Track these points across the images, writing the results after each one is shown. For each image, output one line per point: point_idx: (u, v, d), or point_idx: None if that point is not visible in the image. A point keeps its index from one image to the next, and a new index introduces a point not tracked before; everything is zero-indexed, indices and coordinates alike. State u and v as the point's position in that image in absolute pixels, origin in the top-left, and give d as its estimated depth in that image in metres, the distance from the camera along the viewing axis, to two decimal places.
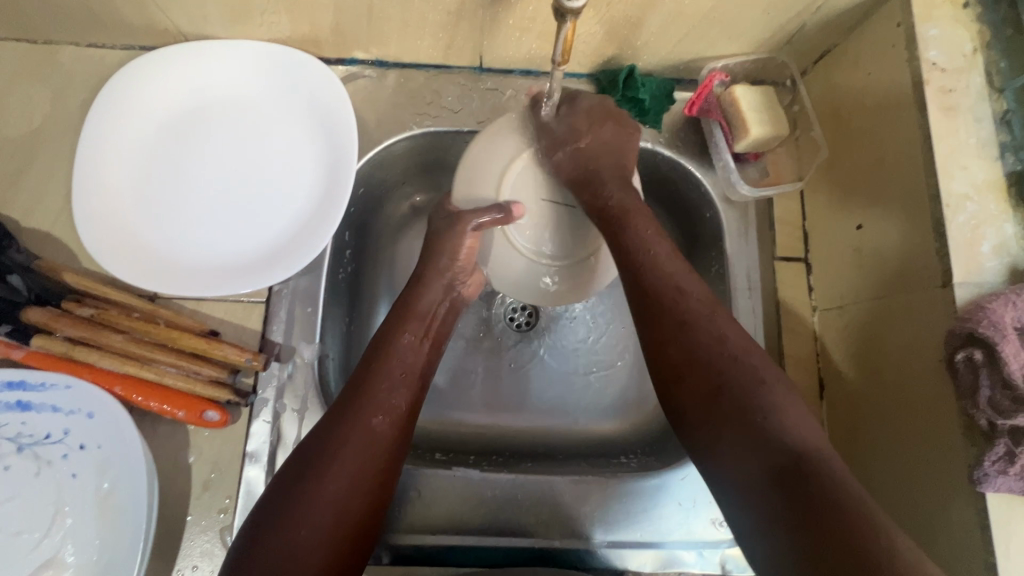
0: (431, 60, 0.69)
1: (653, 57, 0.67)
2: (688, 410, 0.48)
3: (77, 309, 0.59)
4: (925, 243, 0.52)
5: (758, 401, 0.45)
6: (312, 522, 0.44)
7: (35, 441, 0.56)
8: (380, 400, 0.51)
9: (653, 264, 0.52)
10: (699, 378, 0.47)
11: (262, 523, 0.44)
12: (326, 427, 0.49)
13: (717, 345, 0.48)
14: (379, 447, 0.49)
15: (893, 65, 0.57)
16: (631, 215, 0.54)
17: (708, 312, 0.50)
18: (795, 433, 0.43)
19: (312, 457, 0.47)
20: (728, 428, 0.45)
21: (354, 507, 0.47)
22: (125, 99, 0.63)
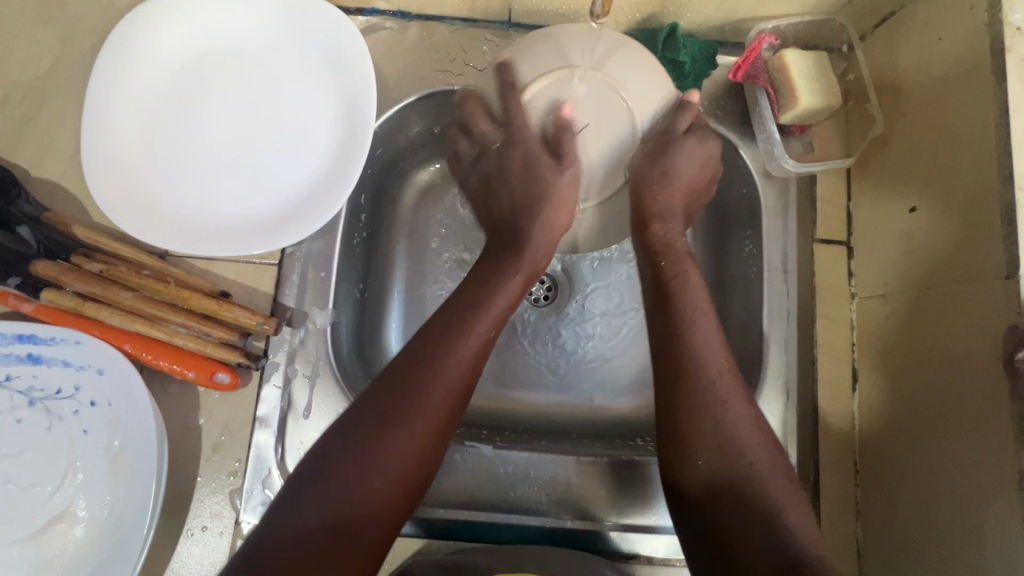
0: (457, 11, 0.65)
1: (697, 15, 0.62)
2: (701, 476, 0.46)
3: (86, 263, 0.57)
4: (990, 230, 0.48)
5: (775, 500, 0.44)
6: (372, 480, 0.43)
7: (47, 395, 0.56)
8: (456, 364, 0.48)
9: (688, 336, 0.51)
10: (725, 464, 0.46)
11: (321, 467, 0.43)
12: (398, 381, 0.46)
13: (746, 437, 0.47)
14: (445, 412, 0.47)
15: (969, 29, 0.51)
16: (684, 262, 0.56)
17: (743, 397, 0.49)
18: (803, 537, 0.43)
19: (380, 412, 0.45)
20: (747, 515, 0.44)
21: (414, 473, 0.45)
22: (136, 45, 0.60)
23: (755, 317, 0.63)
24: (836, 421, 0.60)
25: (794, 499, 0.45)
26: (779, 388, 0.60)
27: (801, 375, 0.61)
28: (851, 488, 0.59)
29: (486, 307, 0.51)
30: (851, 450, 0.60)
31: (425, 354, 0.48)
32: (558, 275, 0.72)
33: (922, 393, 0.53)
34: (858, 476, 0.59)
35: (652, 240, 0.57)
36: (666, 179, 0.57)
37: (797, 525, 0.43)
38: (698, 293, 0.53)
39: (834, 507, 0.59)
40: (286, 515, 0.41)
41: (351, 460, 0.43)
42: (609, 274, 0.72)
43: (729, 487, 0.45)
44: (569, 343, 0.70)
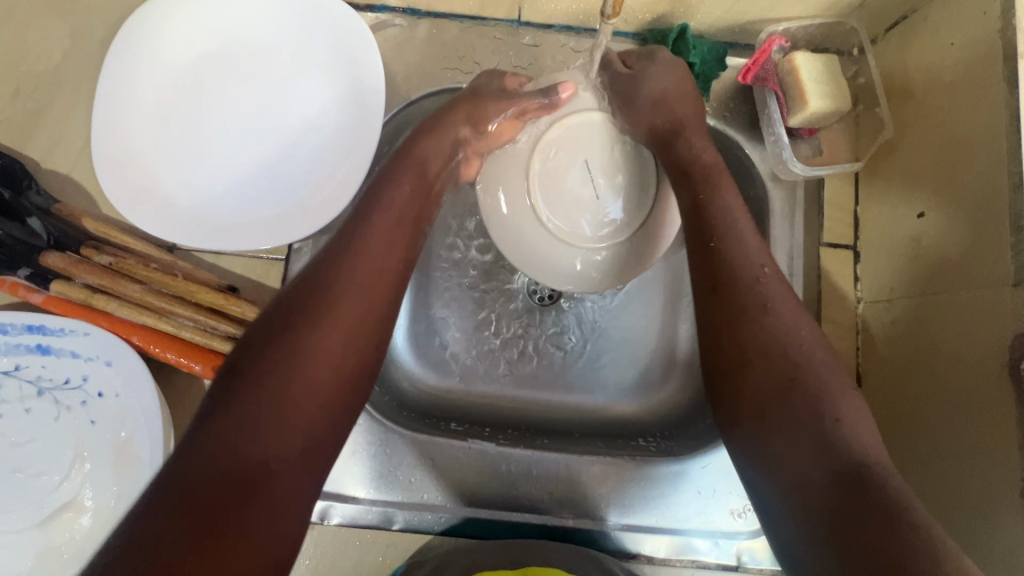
0: (467, 10, 0.65)
1: (708, 16, 0.62)
2: (746, 389, 0.44)
3: (95, 256, 0.58)
4: (999, 238, 0.48)
5: (827, 399, 0.41)
6: (283, 397, 0.40)
7: (55, 385, 0.56)
8: (355, 274, 0.46)
9: (734, 242, 0.49)
10: (767, 368, 0.43)
11: (227, 395, 0.40)
12: (287, 308, 0.44)
13: (794, 337, 0.45)
14: (359, 340, 0.45)
15: (981, 34, 0.51)
16: (713, 175, 0.53)
17: (788, 299, 0.47)
18: (860, 442, 0.39)
19: (295, 319, 0.43)
20: (789, 419, 0.41)
21: (333, 396, 0.42)
22: (148, 40, 0.60)
23: None
24: None
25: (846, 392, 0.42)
26: None
27: None
28: None
29: (381, 218, 0.51)
30: None
31: (315, 288, 0.45)
32: None
33: (934, 369, 0.53)
34: None
35: (674, 159, 0.54)
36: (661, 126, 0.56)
37: (850, 420, 0.41)
38: (733, 200, 0.52)
39: None
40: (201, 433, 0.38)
41: (257, 382, 0.40)
42: None
43: (773, 381, 0.43)
44: (571, 342, 0.70)
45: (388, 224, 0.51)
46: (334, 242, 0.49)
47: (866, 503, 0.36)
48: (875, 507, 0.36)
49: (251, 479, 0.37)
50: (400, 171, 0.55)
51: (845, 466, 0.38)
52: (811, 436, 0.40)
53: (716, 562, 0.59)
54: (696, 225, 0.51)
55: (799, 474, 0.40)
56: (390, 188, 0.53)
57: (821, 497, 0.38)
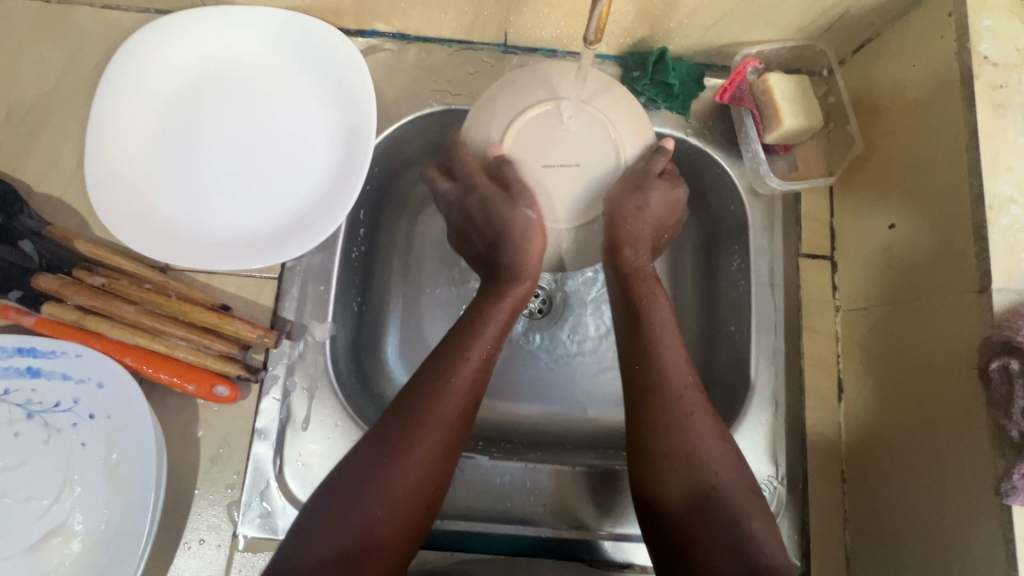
0: (455, 35, 0.67)
1: (686, 40, 0.64)
2: (666, 485, 0.49)
3: (88, 277, 0.58)
4: (964, 247, 0.50)
5: (739, 509, 0.47)
6: (368, 519, 0.45)
7: (45, 408, 0.56)
8: (453, 389, 0.51)
9: (657, 355, 0.54)
10: (686, 475, 0.49)
11: (322, 514, 0.45)
12: (381, 435, 0.48)
13: (708, 449, 0.50)
14: (439, 463, 0.49)
15: (939, 56, 0.54)
16: (648, 287, 0.58)
17: (707, 412, 0.52)
18: (769, 551, 0.45)
19: (389, 434, 0.48)
20: (718, 527, 0.46)
21: (412, 513, 0.47)
22: (140, 66, 0.61)
23: (744, 328, 0.65)
24: (823, 430, 0.62)
25: (761, 518, 0.47)
26: (768, 398, 0.62)
27: (789, 387, 0.63)
28: (838, 495, 0.61)
29: (473, 338, 0.54)
30: (838, 459, 0.61)
31: (407, 415, 0.49)
32: (551, 288, 0.73)
33: (911, 374, 0.55)
34: (845, 483, 0.61)
35: (623, 267, 0.59)
36: (639, 213, 0.58)
37: (765, 545, 0.46)
38: (664, 315, 0.56)
39: (822, 514, 0.60)
40: (297, 542, 0.44)
41: (347, 504, 0.45)
42: (598, 287, 0.73)
43: (695, 494, 0.48)
44: (560, 356, 0.72)
45: (482, 348, 0.53)
46: (431, 360, 0.53)
47: None
48: None
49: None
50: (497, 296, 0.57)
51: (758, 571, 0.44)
52: (728, 549, 0.45)
53: None
54: (638, 330, 0.56)
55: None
56: (490, 308, 0.56)
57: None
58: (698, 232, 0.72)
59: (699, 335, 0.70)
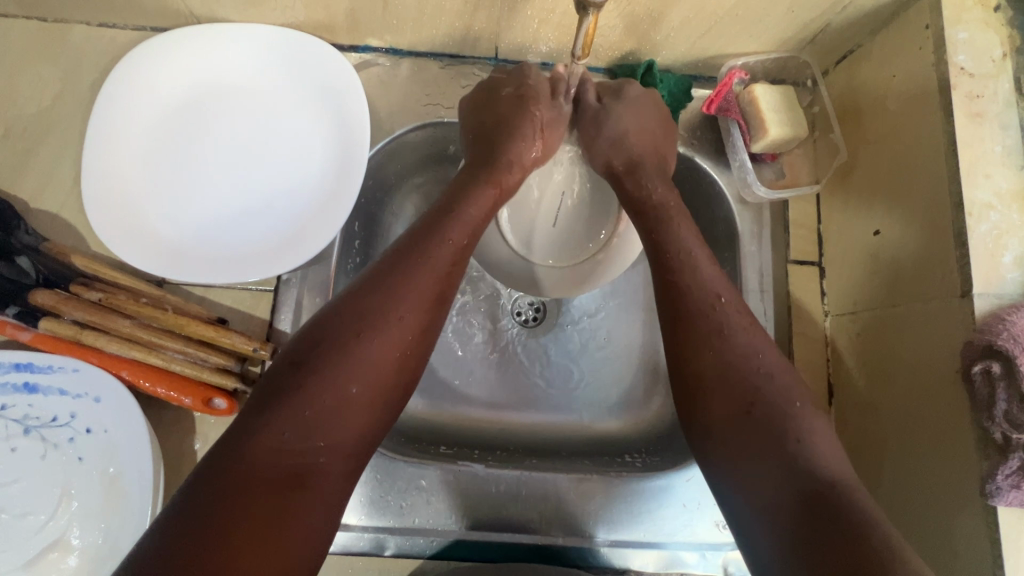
0: (446, 49, 0.68)
1: (673, 52, 0.66)
2: (710, 411, 0.48)
3: (84, 292, 0.58)
4: (946, 253, 0.52)
5: (789, 419, 0.45)
6: (338, 398, 0.43)
7: (42, 423, 0.56)
8: (404, 290, 0.48)
9: (693, 271, 0.52)
10: (724, 390, 0.47)
11: (297, 376, 0.44)
12: (356, 307, 0.47)
13: (749, 365, 0.48)
14: (392, 362, 0.46)
15: (918, 67, 0.56)
16: (667, 215, 0.56)
17: (743, 324, 0.50)
18: (823, 461, 0.43)
19: (339, 331, 0.46)
20: (760, 436, 0.45)
21: (366, 412, 0.45)
22: (136, 83, 0.62)
23: None
24: None
25: (814, 420, 0.46)
26: None
27: None
28: None
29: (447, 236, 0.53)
30: None
31: (380, 291, 0.48)
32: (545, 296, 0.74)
33: (897, 378, 0.55)
34: None
35: (642, 195, 0.58)
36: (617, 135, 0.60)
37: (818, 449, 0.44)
38: (689, 235, 0.55)
39: None
40: (241, 433, 0.41)
41: (320, 376, 0.44)
42: (592, 294, 0.74)
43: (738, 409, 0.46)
44: (556, 368, 0.72)
45: (460, 228, 0.53)
46: (408, 240, 0.51)
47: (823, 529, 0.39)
48: (834, 530, 0.39)
49: (302, 475, 0.41)
50: (475, 184, 0.56)
51: (811, 486, 0.42)
52: (781, 458, 0.43)
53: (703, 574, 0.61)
54: (667, 264, 0.53)
55: (763, 495, 0.43)
56: (475, 192, 0.55)
57: (784, 515, 0.41)
58: None
59: None
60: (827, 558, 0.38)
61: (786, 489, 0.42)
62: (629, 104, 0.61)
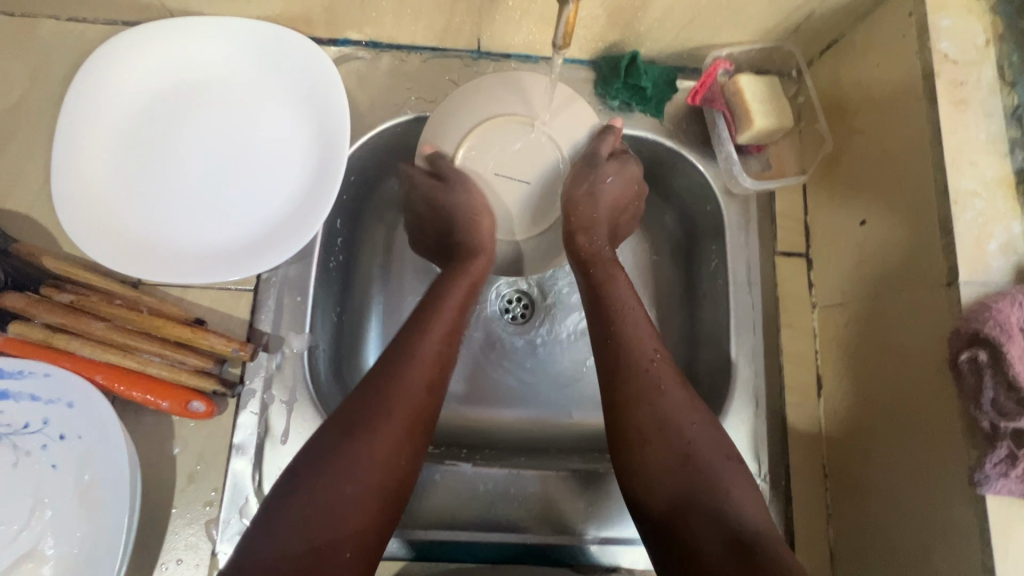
0: (427, 42, 0.67)
1: (657, 43, 0.65)
2: (657, 478, 0.48)
3: (56, 294, 0.57)
4: (931, 241, 0.51)
5: (718, 477, 0.47)
6: (340, 498, 0.44)
7: (13, 430, 0.54)
8: (400, 382, 0.50)
9: (631, 324, 0.55)
10: (662, 442, 0.49)
11: (294, 485, 0.45)
12: (344, 412, 0.48)
13: (682, 420, 0.50)
14: (392, 457, 0.47)
15: (902, 56, 0.56)
16: (611, 269, 0.59)
17: (674, 379, 0.52)
18: (746, 512, 0.46)
19: (338, 433, 0.47)
20: (696, 493, 0.47)
21: (369, 504, 0.45)
22: (107, 77, 0.60)
23: (723, 327, 0.65)
24: (803, 426, 0.62)
25: (736, 470, 0.48)
26: (748, 397, 0.62)
27: (768, 385, 0.63)
28: (821, 491, 0.61)
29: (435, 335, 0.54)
30: (819, 455, 0.62)
31: (369, 396, 0.49)
32: (534, 292, 0.73)
33: (886, 372, 0.55)
34: (827, 478, 0.61)
35: (581, 252, 0.61)
36: (592, 194, 0.61)
37: (741, 499, 0.47)
38: (626, 290, 0.57)
39: (805, 511, 0.60)
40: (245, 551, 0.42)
41: (315, 488, 0.44)
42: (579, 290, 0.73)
43: (674, 462, 0.48)
44: (546, 362, 0.71)
45: (439, 314, 0.56)
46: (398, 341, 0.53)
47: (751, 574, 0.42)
48: None
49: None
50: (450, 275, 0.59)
51: (737, 535, 0.44)
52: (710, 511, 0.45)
53: None
54: (603, 315, 0.56)
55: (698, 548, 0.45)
56: (449, 284, 0.59)
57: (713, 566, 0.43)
58: (674, 233, 0.73)
59: (680, 336, 0.70)
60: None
61: (715, 538, 0.44)
62: (623, 169, 0.62)
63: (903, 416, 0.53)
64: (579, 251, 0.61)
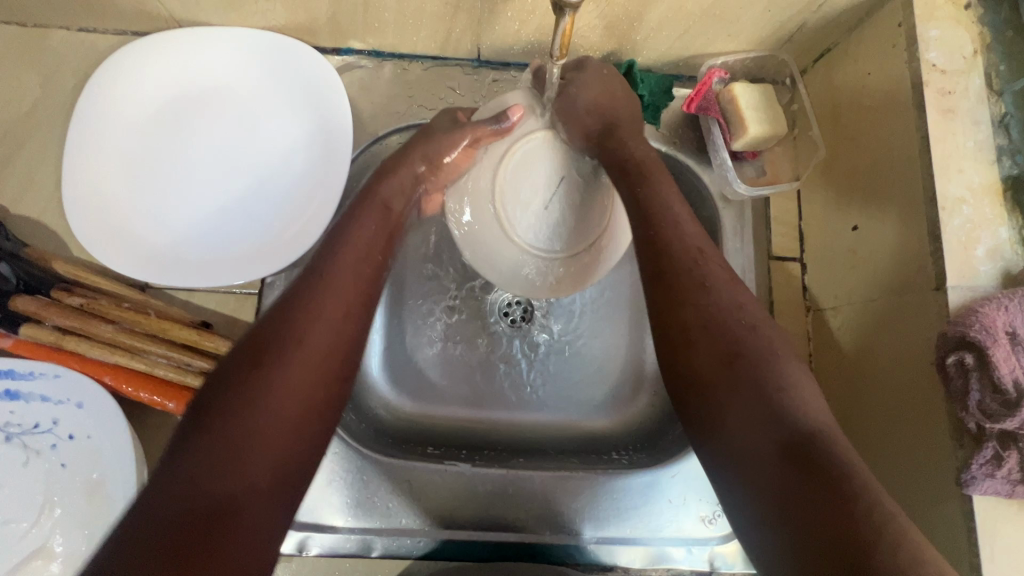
0: (428, 51, 0.69)
1: (653, 51, 0.66)
2: (705, 374, 0.45)
3: (66, 297, 0.58)
4: (920, 246, 0.52)
5: (769, 369, 0.44)
6: (248, 427, 0.40)
7: (24, 430, 0.56)
8: (311, 310, 0.46)
9: (674, 223, 0.52)
10: (710, 339, 0.46)
11: (196, 423, 0.40)
12: (255, 337, 0.44)
13: (730, 314, 0.47)
14: (306, 388, 0.43)
15: (893, 64, 0.57)
16: (649, 172, 0.55)
17: (726, 279, 0.49)
18: (807, 408, 0.42)
19: (245, 362, 0.43)
20: (739, 390, 0.43)
21: (286, 437, 0.41)
22: (118, 87, 0.62)
23: None
24: None
25: (795, 364, 0.45)
26: None
27: None
28: None
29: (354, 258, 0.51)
30: None
31: (279, 327, 0.45)
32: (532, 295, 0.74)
33: (876, 374, 0.56)
34: None
35: (619, 152, 0.56)
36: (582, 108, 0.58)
37: (802, 392, 0.43)
38: (671, 193, 0.54)
39: None
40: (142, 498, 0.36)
41: (224, 422, 0.40)
42: (576, 294, 0.74)
43: (721, 356, 0.45)
44: (570, 354, 0.73)
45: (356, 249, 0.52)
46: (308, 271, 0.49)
47: (812, 469, 0.38)
48: (820, 482, 0.37)
49: (219, 511, 0.36)
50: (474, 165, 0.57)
51: (794, 432, 0.40)
52: (761, 408, 0.42)
53: (689, 569, 0.61)
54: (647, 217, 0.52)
55: (749, 445, 0.41)
56: (371, 208, 0.55)
57: (766, 465, 0.40)
58: None
59: None
60: (824, 519, 0.36)
61: (764, 438, 0.41)
62: (590, 74, 0.60)
63: (893, 417, 0.54)
64: (620, 153, 0.56)
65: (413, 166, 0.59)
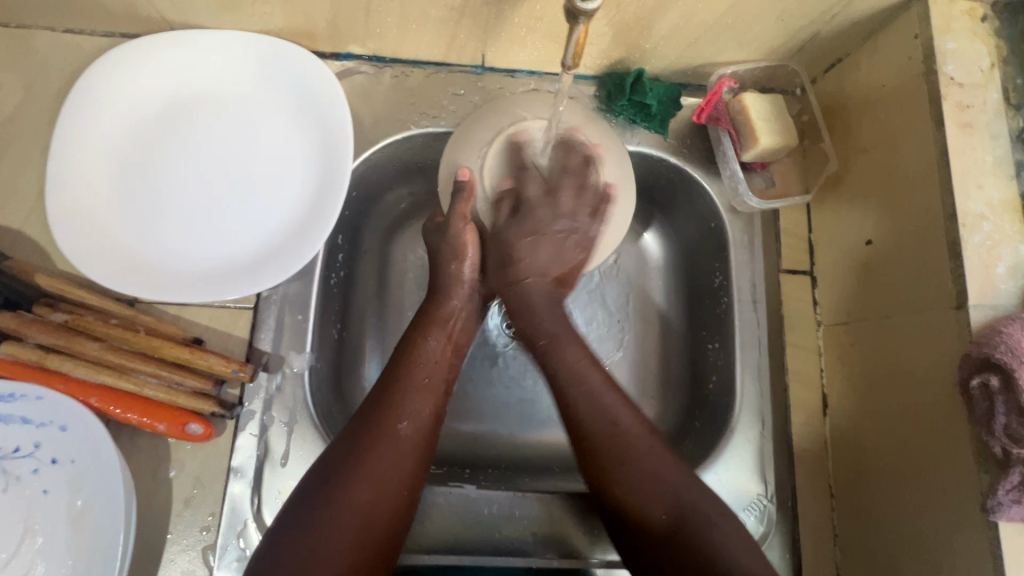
0: (431, 57, 0.66)
1: (663, 60, 0.65)
2: (635, 494, 0.50)
3: (48, 314, 0.55)
4: (939, 262, 0.51)
5: (698, 519, 0.48)
6: (337, 533, 0.45)
7: (2, 455, 0.53)
8: (401, 411, 0.51)
9: (586, 394, 0.54)
10: (639, 497, 0.50)
11: (292, 525, 0.45)
12: (335, 452, 0.49)
13: (653, 471, 0.51)
14: (393, 491, 0.48)
15: (908, 77, 0.56)
16: (558, 343, 0.57)
17: (658, 446, 0.52)
18: (734, 556, 0.47)
19: (334, 467, 0.48)
20: (678, 518, 0.49)
21: (370, 538, 0.46)
22: (104, 92, 0.59)
23: (729, 345, 0.65)
24: (809, 445, 0.62)
25: (723, 519, 0.49)
26: (754, 416, 0.62)
27: (774, 404, 0.62)
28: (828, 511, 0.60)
29: (427, 366, 0.55)
30: (824, 475, 0.61)
31: (349, 454, 0.48)
32: None
33: (891, 395, 0.55)
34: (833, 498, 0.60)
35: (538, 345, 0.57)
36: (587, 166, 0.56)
37: (722, 542, 0.47)
38: (580, 358, 0.56)
39: (812, 532, 0.60)
40: None
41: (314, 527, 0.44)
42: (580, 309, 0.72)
43: (651, 480, 0.50)
44: None
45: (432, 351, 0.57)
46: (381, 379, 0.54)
47: None
48: None
49: None
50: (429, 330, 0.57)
51: None
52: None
53: None
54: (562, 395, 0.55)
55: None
56: (441, 308, 0.59)
57: None
58: (677, 249, 0.73)
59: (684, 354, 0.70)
60: None
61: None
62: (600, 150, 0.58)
63: (904, 433, 0.54)
64: (527, 330, 0.58)
65: (456, 275, 0.59)
